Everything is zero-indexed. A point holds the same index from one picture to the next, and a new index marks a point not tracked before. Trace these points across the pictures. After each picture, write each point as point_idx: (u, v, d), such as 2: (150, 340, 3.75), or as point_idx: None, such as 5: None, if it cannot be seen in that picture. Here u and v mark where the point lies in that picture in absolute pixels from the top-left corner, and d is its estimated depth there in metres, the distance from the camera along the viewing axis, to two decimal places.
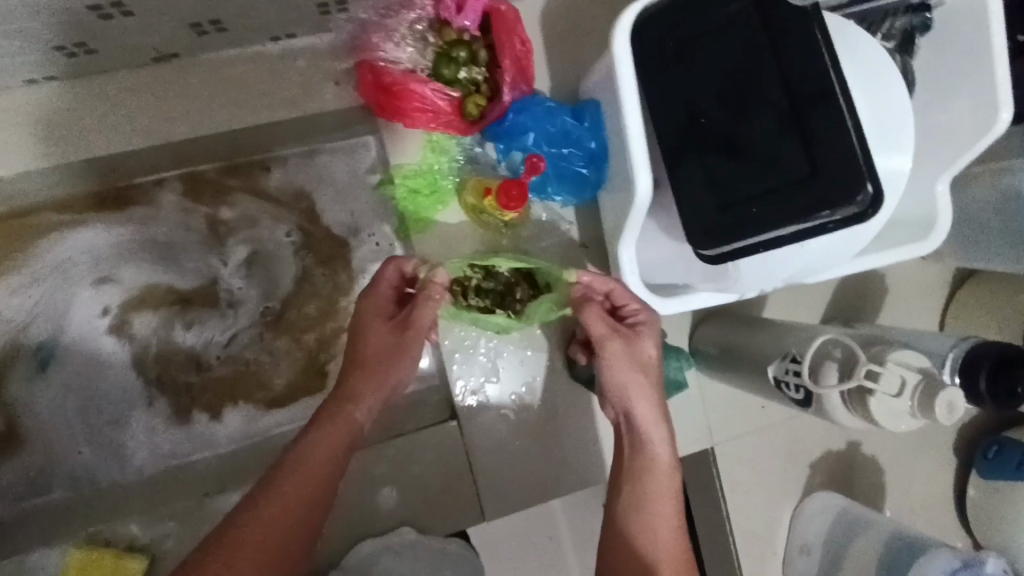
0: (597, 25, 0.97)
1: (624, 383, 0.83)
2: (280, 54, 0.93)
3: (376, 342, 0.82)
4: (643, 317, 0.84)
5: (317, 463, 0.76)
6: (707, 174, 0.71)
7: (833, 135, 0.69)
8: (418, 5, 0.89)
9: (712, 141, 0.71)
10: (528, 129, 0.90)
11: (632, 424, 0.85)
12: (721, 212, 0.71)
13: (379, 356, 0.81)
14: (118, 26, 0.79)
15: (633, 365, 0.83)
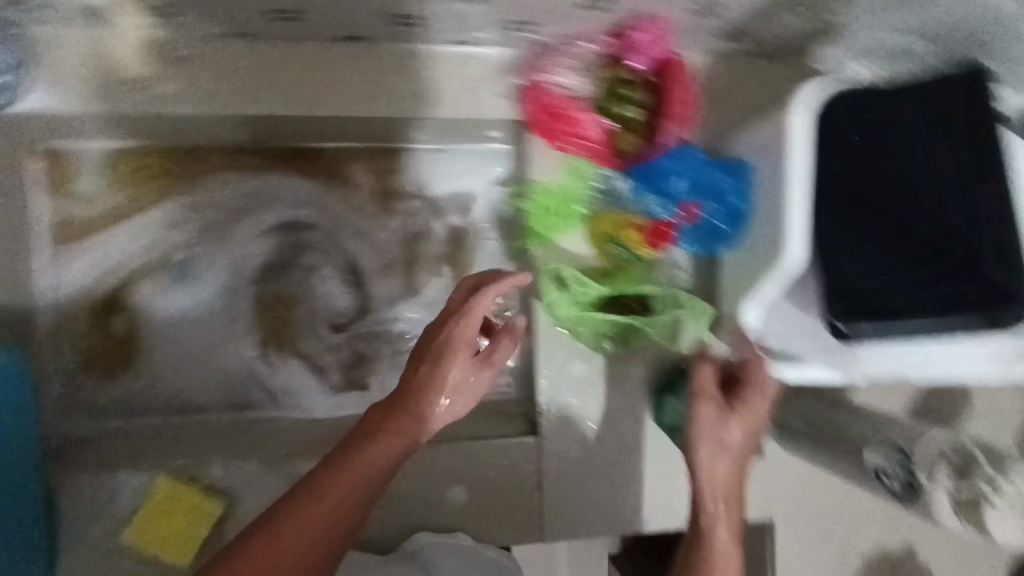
0: (750, 93, 1.02)
1: (700, 447, 0.78)
2: (455, 57, 0.98)
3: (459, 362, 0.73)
4: (751, 400, 0.82)
5: (383, 456, 0.64)
6: (853, 256, 0.76)
7: (997, 246, 0.69)
8: (596, 39, 0.93)
9: (866, 226, 0.75)
10: (675, 176, 0.93)
11: (695, 495, 0.76)
12: (856, 291, 0.75)
13: (450, 382, 0.72)
14: (335, 4, 0.84)
15: (718, 433, 0.79)
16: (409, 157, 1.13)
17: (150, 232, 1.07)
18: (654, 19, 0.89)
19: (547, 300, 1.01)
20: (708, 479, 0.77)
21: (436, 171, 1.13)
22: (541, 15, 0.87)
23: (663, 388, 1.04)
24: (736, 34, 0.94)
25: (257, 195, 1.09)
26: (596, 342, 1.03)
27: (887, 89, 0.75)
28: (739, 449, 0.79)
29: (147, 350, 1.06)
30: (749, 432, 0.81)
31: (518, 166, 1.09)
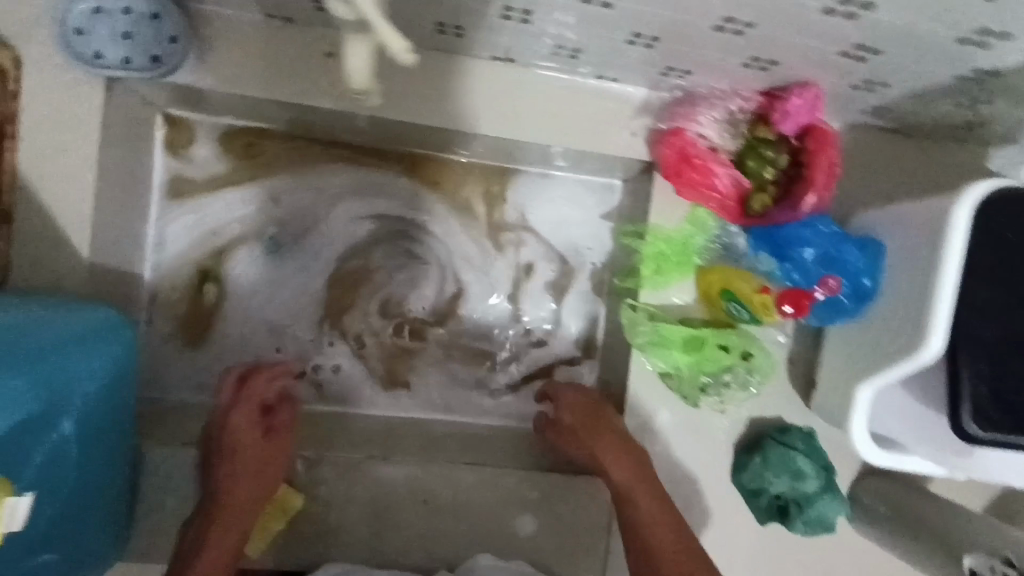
0: (883, 169, 1.00)
1: (622, 478, 0.92)
2: (595, 91, 0.97)
3: (244, 429, 0.92)
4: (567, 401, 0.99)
5: (240, 495, 0.89)
6: (999, 362, 0.73)
7: None
8: (747, 95, 0.92)
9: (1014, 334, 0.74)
10: (807, 244, 0.92)
11: (630, 524, 0.89)
12: (999, 400, 0.72)
13: (264, 461, 0.92)
14: (499, 27, 0.83)
15: (587, 422, 0.97)
16: (520, 174, 1.13)
17: (256, 213, 1.06)
18: (815, 86, 0.88)
19: (649, 347, 0.97)
20: (641, 509, 0.89)
21: (545, 194, 1.13)
22: (700, 65, 0.86)
23: (747, 451, 1.02)
24: (884, 109, 0.93)
25: (364, 190, 1.09)
26: (692, 399, 0.99)
27: None
28: (637, 474, 0.92)
29: (237, 330, 1.06)
30: (630, 465, 0.92)
31: (629, 202, 1.08)
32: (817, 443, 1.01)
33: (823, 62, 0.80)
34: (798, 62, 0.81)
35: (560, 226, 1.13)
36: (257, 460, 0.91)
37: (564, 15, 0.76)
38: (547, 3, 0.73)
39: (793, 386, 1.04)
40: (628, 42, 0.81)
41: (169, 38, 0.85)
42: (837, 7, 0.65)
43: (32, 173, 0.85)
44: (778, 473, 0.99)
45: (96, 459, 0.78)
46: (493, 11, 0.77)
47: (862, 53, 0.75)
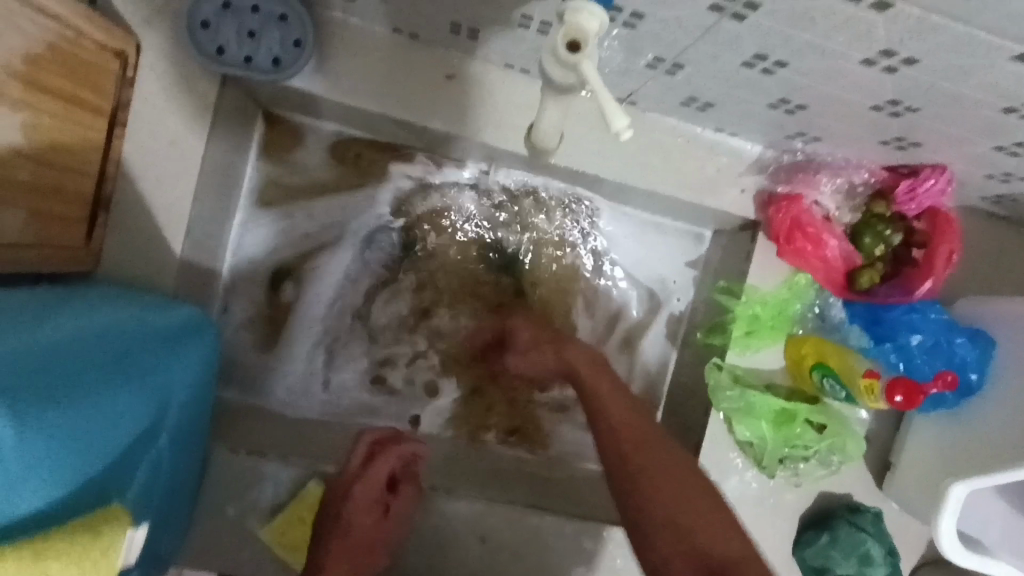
0: (989, 257, 0.98)
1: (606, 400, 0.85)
2: (710, 143, 0.94)
3: (361, 513, 0.92)
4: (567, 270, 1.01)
5: None
6: None
7: None
8: (872, 169, 0.89)
9: None
10: (915, 330, 0.89)
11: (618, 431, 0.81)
12: None
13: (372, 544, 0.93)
14: (638, 75, 0.79)
15: (586, 366, 0.90)
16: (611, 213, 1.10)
17: (343, 224, 1.04)
18: (949, 171, 0.85)
19: (733, 412, 0.94)
20: (623, 419, 0.82)
21: (632, 235, 1.10)
22: (834, 136, 0.83)
23: (815, 527, 0.97)
24: (1010, 200, 0.90)
25: (453, 211, 1.07)
26: (770, 468, 0.96)
27: None
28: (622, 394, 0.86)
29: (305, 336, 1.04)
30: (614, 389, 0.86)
31: (722, 257, 1.06)
32: (888, 528, 0.96)
33: (970, 152, 0.77)
34: (942, 147, 0.78)
35: (644, 270, 1.12)
36: (364, 538, 0.92)
37: (715, 76, 0.73)
38: (703, 62, 0.71)
39: (870, 466, 1.01)
40: (770, 105, 0.78)
41: (295, 43, 0.83)
42: (1018, 108, 0.63)
43: (136, 163, 0.82)
44: (846, 554, 0.94)
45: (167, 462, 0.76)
46: (639, 62, 0.75)
47: (1019, 150, 0.73)
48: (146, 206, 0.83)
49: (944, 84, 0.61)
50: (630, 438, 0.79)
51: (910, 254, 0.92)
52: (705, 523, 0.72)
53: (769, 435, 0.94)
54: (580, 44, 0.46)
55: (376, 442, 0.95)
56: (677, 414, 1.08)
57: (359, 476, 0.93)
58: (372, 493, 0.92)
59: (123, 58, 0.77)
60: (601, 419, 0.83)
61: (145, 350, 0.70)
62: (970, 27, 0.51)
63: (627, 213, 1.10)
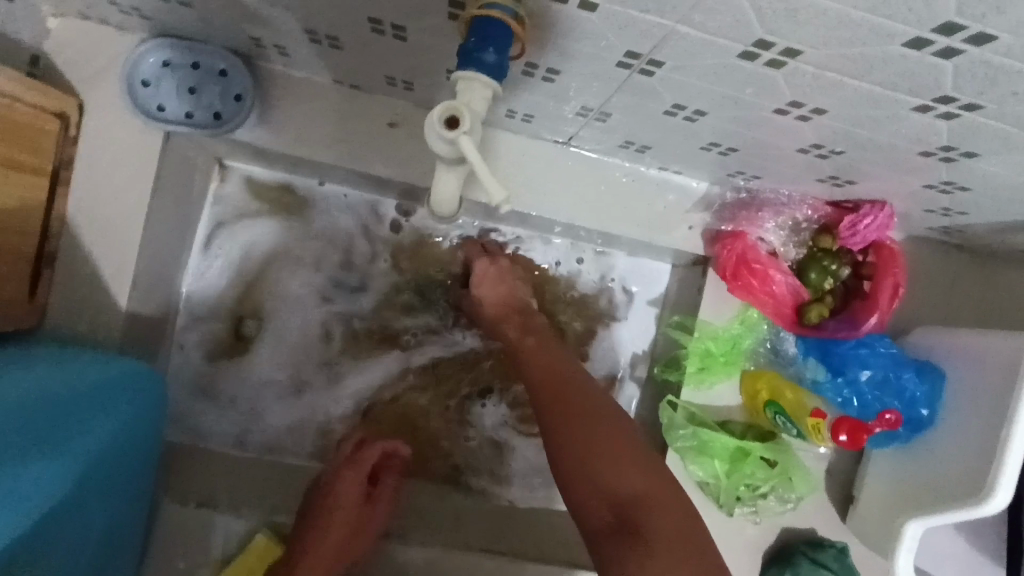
0: (942, 287, 0.98)
1: (545, 358, 0.82)
2: (656, 180, 0.95)
3: (346, 500, 0.95)
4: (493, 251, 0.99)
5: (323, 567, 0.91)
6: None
7: None
8: (816, 206, 0.89)
9: None
10: (864, 365, 0.88)
11: (553, 381, 0.79)
12: None
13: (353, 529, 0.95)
14: (573, 120, 0.80)
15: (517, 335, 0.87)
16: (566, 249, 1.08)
17: (300, 270, 1.05)
18: (889, 207, 0.85)
19: (688, 452, 0.93)
20: (559, 369, 0.80)
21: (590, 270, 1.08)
22: (772, 175, 0.84)
23: (777, 564, 0.96)
24: (958, 230, 0.90)
25: (407, 252, 1.06)
26: (729, 510, 0.94)
27: None
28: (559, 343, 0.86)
29: (262, 383, 1.04)
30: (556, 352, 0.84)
31: (678, 293, 1.06)
32: (848, 560, 0.95)
33: (905, 190, 0.77)
34: (877, 185, 0.78)
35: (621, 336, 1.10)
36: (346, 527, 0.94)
37: (643, 120, 0.74)
38: (629, 110, 0.71)
39: (831, 501, 0.99)
40: (703, 147, 0.79)
41: (235, 97, 0.84)
42: (936, 152, 0.63)
43: (83, 220, 0.83)
44: None
45: (100, 511, 0.76)
46: (568, 109, 0.76)
47: (949, 189, 0.73)
48: (90, 263, 0.84)
49: (861, 131, 0.61)
50: (552, 392, 0.77)
51: (859, 288, 0.91)
52: (617, 464, 0.71)
53: (726, 476, 0.93)
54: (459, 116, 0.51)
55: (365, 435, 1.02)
56: None
57: (348, 462, 0.97)
58: (357, 477, 0.96)
59: (65, 118, 0.79)
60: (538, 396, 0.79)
61: (76, 409, 0.70)
62: (867, 84, 0.51)
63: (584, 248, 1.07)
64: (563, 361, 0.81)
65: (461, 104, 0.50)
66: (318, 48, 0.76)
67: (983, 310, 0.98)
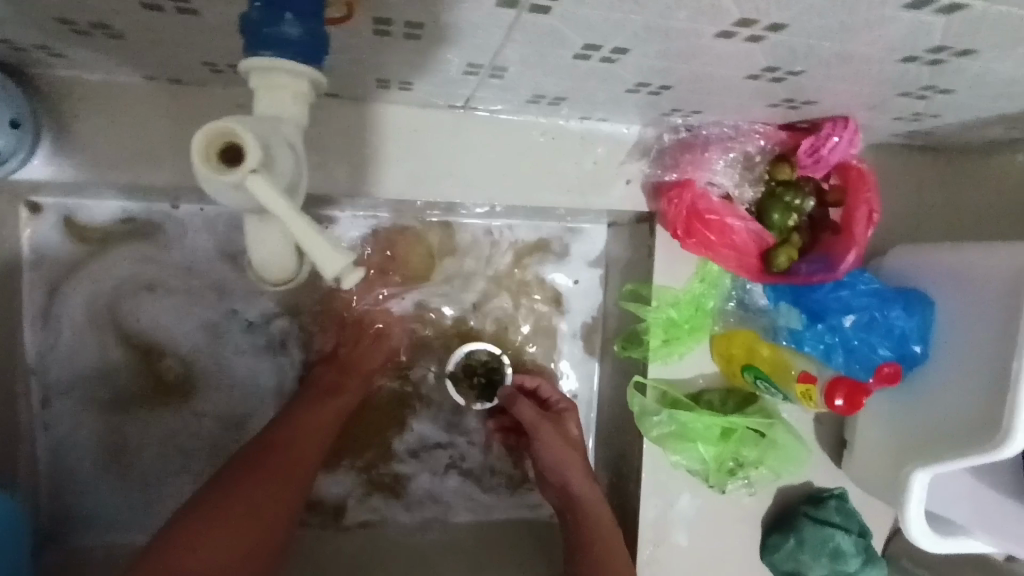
0: (909, 197, 0.88)
1: (592, 511, 0.81)
2: (579, 134, 0.80)
3: (357, 349, 0.88)
4: (565, 405, 0.90)
5: (312, 436, 0.77)
6: None
7: None
8: (767, 132, 0.76)
9: None
10: (846, 308, 0.78)
11: (579, 508, 0.82)
12: None
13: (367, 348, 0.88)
14: (466, 82, 0.63)
15: (583, 483, 0.83)
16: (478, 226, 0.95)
17: (179, 314, 0.86)
18: (852, 121, 0.72)
19: (668, 437, 0.84)
20: (598, 518, 0.80)
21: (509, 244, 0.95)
22: (715, 108, 0.70)
23: (778, 529, 0.88)
24: (925, 132, 0.79)
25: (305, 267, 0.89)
26: (723, 487, 0.86)
27: None
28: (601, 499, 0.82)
29: (159, 454, 0.86)
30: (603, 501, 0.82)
31: (624, 256, 0.93)
32: (851, 507, 0.88)
33: (872, 101, 0.64)
34: (838, 101, 0.65)
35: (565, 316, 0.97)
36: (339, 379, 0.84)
37: (549, 72, 0.58)
38: (529, 61, 0.55)
39: (824, 449, 0.92)
40: (629, 90, 0.63)
41: (9, 123, 0.62)
42: (920, 56, 0.49)
43: None
44: (815, 555, 0.86)
45: None
46: (453, 70, 0.59)
47: (926, 94, 0.60)
48: None
49: (824, 45, 0.47)
50: (584, 523, 0.81)
51: (828, 219, 0.80)
52: None
53: (712, 453, 0.85)
54: (242, 149, 0.39)
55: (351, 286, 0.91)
56: (611, 435, 0.96)
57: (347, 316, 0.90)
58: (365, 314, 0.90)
59: None
60: (599, 556, 0.77)
61: None
62: None
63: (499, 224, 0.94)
64: (608, 516, 0.81)
65: (239, 131, 0.38)
66: (99, 42, 0.56)
67: (955, 213, 0.89)
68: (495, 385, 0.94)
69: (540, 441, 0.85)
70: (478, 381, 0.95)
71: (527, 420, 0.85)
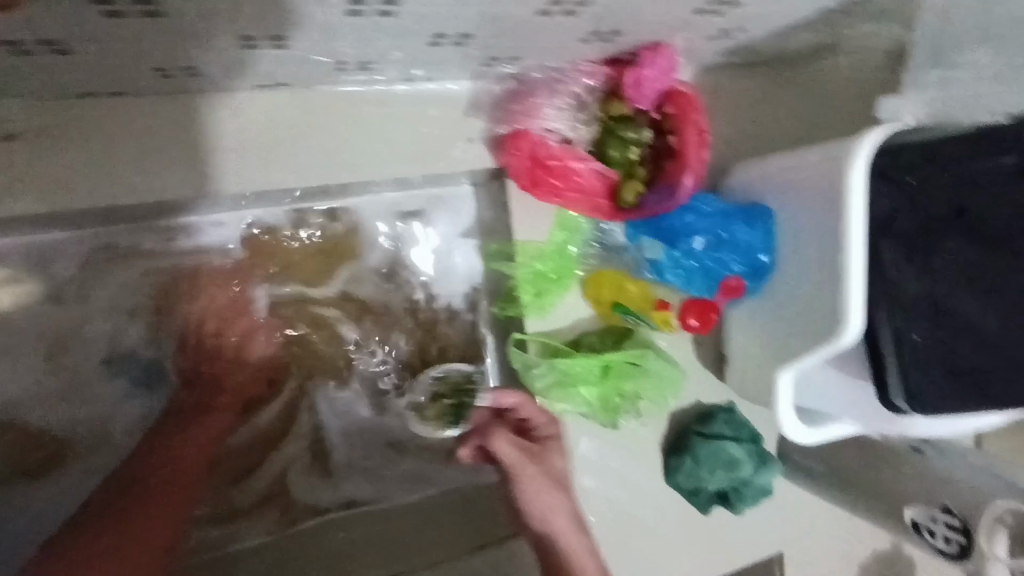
0: (744, 113, 0.90)
1: (575, 554, 0.77)
2: (407, 98, 0.76)
3: (219, 360, 0.84)
4: (553, 432, 0.84)
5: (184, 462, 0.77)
6: (936, 331, 0.66)
7: None
8: (592, 70, 0.76)
9: (951, 283, 0.66)
10: (697, 231, 0.80)
11: (560, 551, 0.78)
12: (946, 374, 0.66)
13: (228, 360, 0.85)
14: (254, 55, 0.59)
15: (557, 523, 0.79)
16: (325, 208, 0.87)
17: None
18: (665, 46, 0.73)
19: (554, 386, 0.85)
20: (578, 560, 0.77)
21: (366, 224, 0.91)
22: (529, 53, 0.68)
23: (675, 452, 0.92)
24: (740, 48, 0.81)
25: (139, 285, 0.81)
26: (615, 422, 0.89)
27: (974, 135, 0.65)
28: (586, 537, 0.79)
29: None
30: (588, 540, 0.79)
31: (487, 218, 0.91)
32: (737, 415, 0.93)
33: (672, 21, 0.65)
34: (641, 26, 0.66)
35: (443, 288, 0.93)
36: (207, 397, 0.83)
37: (332, 28, 0.55)
38: (300, 20, 0.52)
39: (707, 367, 0.95)
40: (430, 42, 0.61)
41: None
42: None
43: None
44: (711, 468, 0.90)
45: None
46: (228, 44, 0.55)
47: (721, 7, 0.64)
48: None
49: None
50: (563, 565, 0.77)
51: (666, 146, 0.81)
52: None
53: (598, 393, 0.86)
54: None
55: (196, 293, 0.84)
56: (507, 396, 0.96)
57: (204, 328, 0.84)
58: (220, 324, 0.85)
59: None
60: None
61: None
62: None
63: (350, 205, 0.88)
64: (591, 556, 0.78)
65: None
66: None
67: None
68: (466, 407, 0.89)
69: (523, 481, 0.81)
70: (449, 407, 0.89)
71: (506, 459, 0.82)
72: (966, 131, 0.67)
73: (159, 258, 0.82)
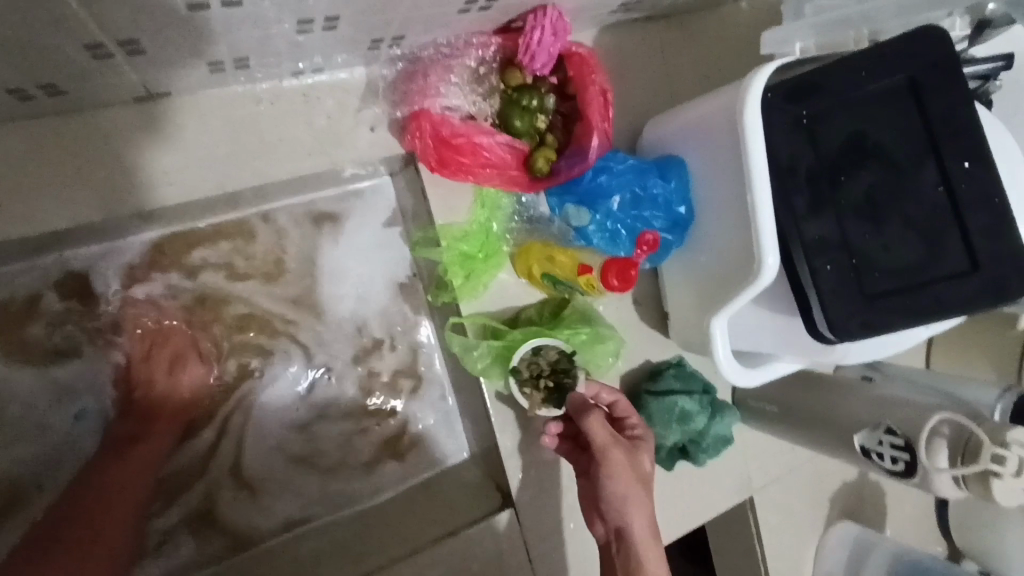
0: (652, 67, 0.90)
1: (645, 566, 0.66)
2: (300, 92, 0.75)
3: (154, 381, 0.81)
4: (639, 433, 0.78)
5: (118, 486, 0.72)
6: (849, 258, 0.67)
7: (996, 226, 0.63)
8: (484, 42, 0.75)
9: (855, 208, 0.67)
10: (613, 192, 0.80)
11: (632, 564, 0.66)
12: (864, 298, 0.66)
13: (162, 380, 0.82)
14: (116, 65, 0.57)
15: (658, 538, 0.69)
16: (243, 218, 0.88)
17: None
18: (550, 8, 0.73)
19: (496, 365, 0.83)
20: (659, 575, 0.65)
21: (286, 229, 0.90)
22: (412, 29, 0.67)
23: None
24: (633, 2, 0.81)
25: (59, 318, 0.80)
26: None
27: (858, 58, 0.66)
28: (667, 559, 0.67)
29: None
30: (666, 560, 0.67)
31: (411, 205, 0.90)
32: (686, 369, 0.93)
33: None
34: None
35: (371, 281, 0.94)
36: (142, 423, 0.78)
37: (187, 29, 0.53)
38: (148, 24, 0.50)
39: (651, 326, 0.96)
40: (301, 30, 0.60)
41: None
42: None
43: None
44: (665, 425, 0.90)
45: None
46: (80, 56, 0.53)
47: None
48: None
49: None
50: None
51: (573, 110, 0.80)
52: None
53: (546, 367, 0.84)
54: None
55: (120, 319, 0.83)
56: (457, 382, 0.95)
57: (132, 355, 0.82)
58: (147, 346, 0.83)
59: None
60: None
61: None
62: None
63: (266, 212, 0.89)
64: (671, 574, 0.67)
65: None
66: None
67: (696, 71, 0.93)
68: (564, 390, 0.82)
69: (607, 468, 0.70)
70: (546, 386, 0.83)
71: (597, 440, 0.72)
72: (849, 55, 0.67)
73: (75, 291, 0.81)
